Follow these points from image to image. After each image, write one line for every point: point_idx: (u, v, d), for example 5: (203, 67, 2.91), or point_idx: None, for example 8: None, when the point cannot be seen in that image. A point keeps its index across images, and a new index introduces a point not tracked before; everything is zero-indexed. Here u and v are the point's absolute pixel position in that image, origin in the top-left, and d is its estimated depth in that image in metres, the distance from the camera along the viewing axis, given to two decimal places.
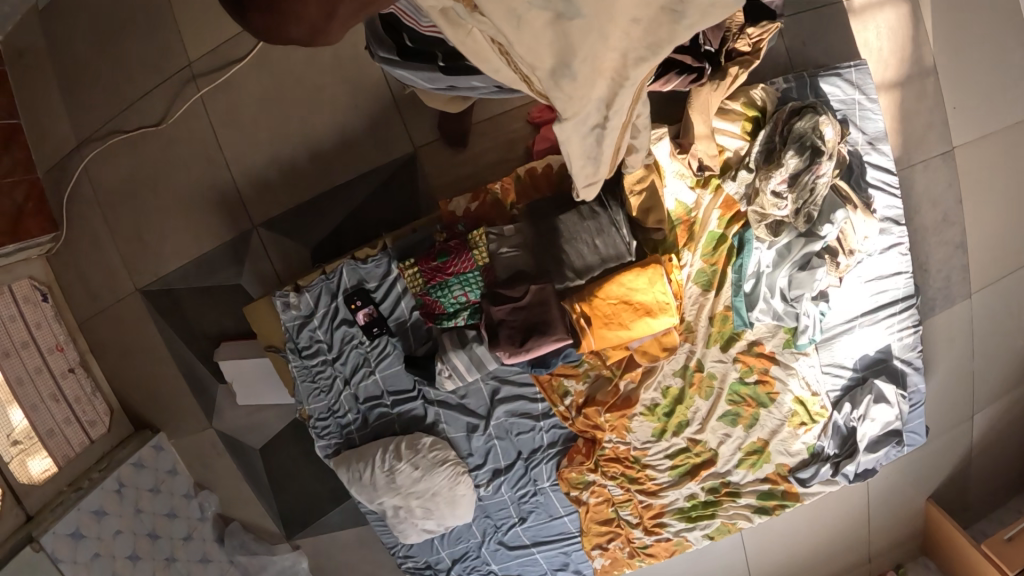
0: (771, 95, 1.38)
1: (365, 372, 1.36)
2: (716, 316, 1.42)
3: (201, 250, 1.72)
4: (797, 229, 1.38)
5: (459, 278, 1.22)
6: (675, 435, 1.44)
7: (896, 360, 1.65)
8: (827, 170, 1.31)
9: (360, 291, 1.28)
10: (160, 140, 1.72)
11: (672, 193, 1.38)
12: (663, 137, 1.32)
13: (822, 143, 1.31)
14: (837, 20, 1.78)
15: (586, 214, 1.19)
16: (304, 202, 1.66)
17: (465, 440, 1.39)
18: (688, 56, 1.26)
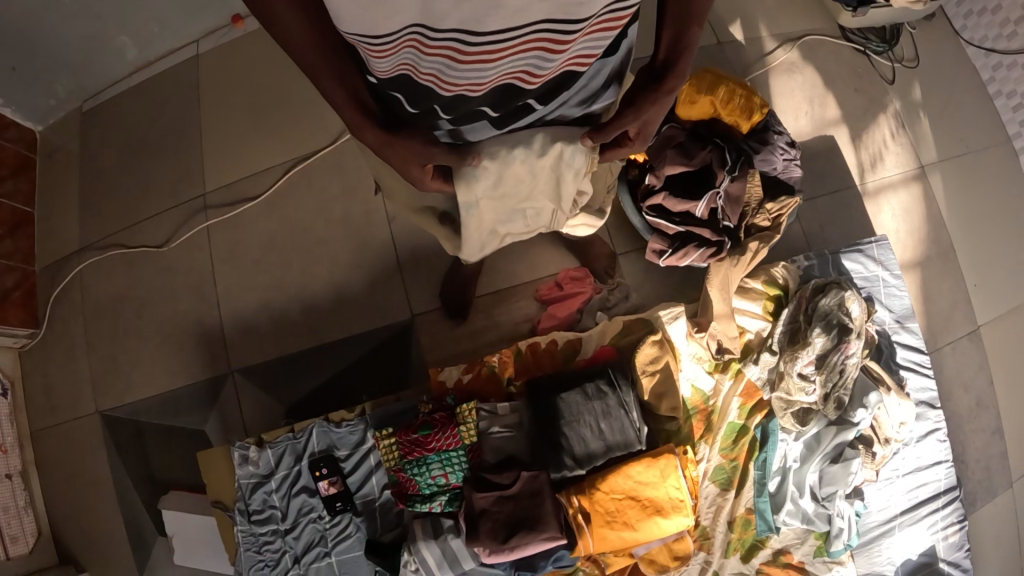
0: (792, 272, 1.31)
1: (319, 552, 1.16)
2: (736, 521, 1.22)
3: (177, 380, 1.65)
4: (827, 416, 1.23)
5: (441, 456, 1.07)
6: None
7: (942, 562, 1.41)
8: (857, 350, 1.20)
9: (327, 458, 1.16)
10: (163, 257, 1.71)
11: (688, 378, 1.25)
12: (679, 317, 1.22)
13: (851, 319, 1.21)
14: (851, 200, 1.78)
15: (590, 395, 1.07)
16: (286, 352, 1.64)
17: None
18: (706, 230, 1.28)
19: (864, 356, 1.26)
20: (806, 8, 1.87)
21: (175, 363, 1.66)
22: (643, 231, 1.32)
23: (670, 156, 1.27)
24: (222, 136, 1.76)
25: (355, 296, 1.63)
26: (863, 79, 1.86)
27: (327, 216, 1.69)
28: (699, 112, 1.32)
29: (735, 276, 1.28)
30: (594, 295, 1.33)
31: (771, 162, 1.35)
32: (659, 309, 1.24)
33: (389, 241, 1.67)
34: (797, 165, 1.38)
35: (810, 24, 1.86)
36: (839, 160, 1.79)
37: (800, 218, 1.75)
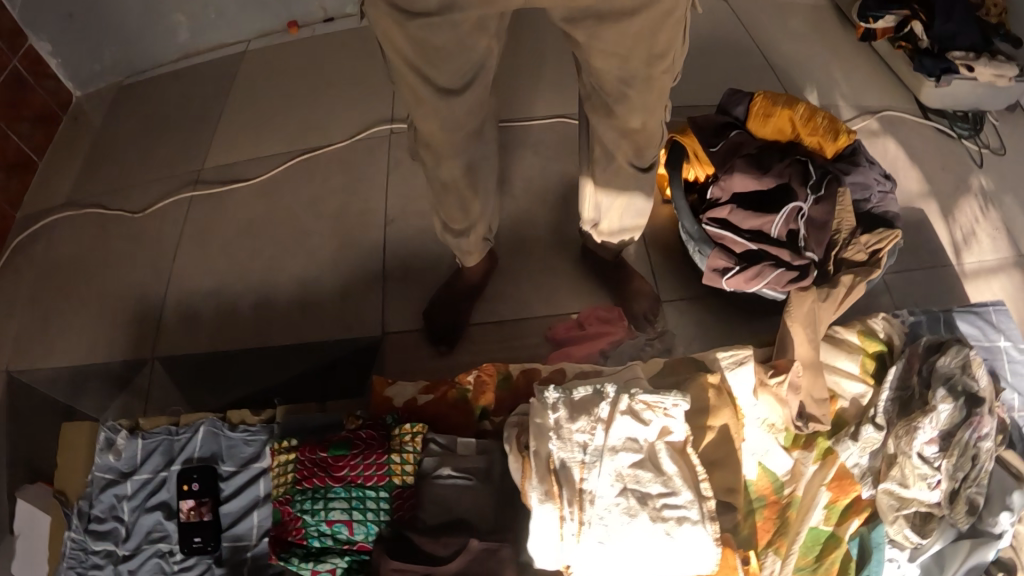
0: (896, 328, 1.00)
1: None
2: None
3: (92, 359, 1.34)
4: (959, 526, 0.85)
5: (348, 494, 0.85)
6: None
7: None
8: (992, 431, 0.86)
9: (201, 471, 1.05)
10: (132, 229, 1.50)
11: (752, 453, 0.89)
12: (743, 361, 0.89)
13: (981, 387, 0.88)
14: (952, 284, 1.41)
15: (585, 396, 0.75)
16: (221, 353, 1.29)
17: None
18: (784, 251, 1.02)
19: (997, 443, 0.90)
20: (884, 79, 1.71)
21: (100, 338, 1.37)
22: (702, 245, 1.04)
23: (740, 167, 1.09)
24: (241, 117, 1.61)
25: (322, 303, 1.28)
26: (952, 156, 1.60)
27: (313, 213, 1.39)
28: (774, 128, 1.19)
29: (826, 317, 0.97)
30: (625, 337, 1.06)
31: (863, 188, 1.14)
32: (716, 350, 0.91)
33: (381, 244, 1.31)
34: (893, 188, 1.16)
35: (891, 98, 1.67)
36: (931, 238, 1.46)
37: (893, 293, 1.38)
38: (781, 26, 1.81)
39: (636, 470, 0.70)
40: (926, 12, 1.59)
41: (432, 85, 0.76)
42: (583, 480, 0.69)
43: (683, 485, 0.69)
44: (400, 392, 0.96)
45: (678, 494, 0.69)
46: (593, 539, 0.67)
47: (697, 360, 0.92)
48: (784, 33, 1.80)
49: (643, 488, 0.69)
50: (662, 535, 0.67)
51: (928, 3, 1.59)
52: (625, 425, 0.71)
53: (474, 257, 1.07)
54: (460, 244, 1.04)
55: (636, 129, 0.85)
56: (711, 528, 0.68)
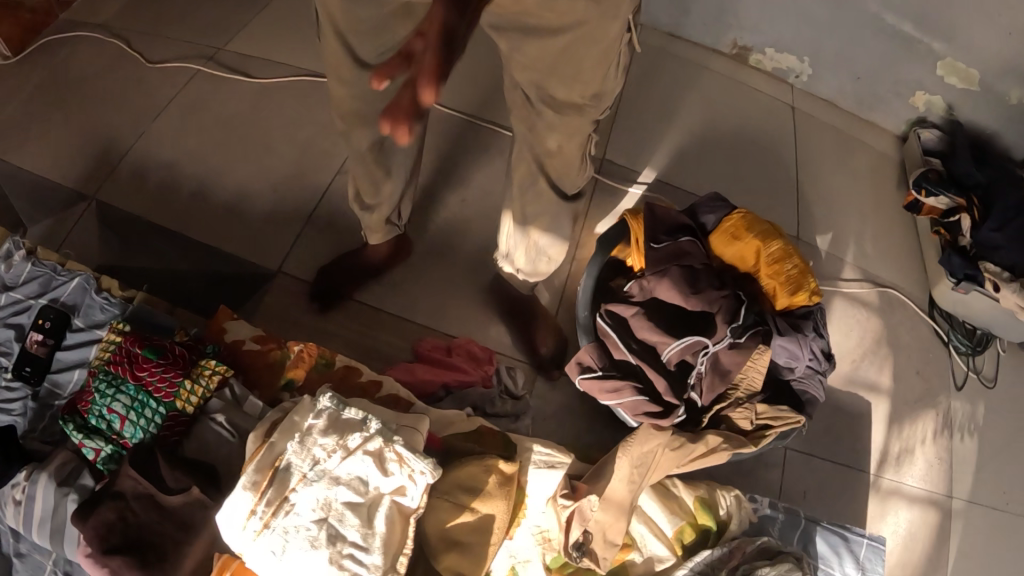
0: (740, 511, 0.92)
1: None
2: None
3: (38, 174, 1.38)
4: None
5: (131, 394, 0.86)
6: None
7: None
8: None
9: (56, 314, 1.06)
10: (135, 73, 1.52)
11: (510, 554, 0.80)
12: (553, 464, 0.82)
13: None
14: (854, 488, 1.31)
15: (350, 419, 0.72)
16: (142, 222, 1.31)
17: None
18: (661, 379, 0.88)
19: None
20: (906, 256, 1.60)
21: (55, 159, 1.40)
22: (582, 332, 0.91)
23: (670, 272, 0.96)
24: (279, 14, 1.61)
25: (246, 219, 1.28)
26: (931, 364, 1.47)
27: (287, 134, 1.39)
28: (736, 253, 1.07)
29: (663, 467, 0.84)
30: (477, 386, 1.01)
31: (793, 357, 1.01)
32: (533, 440, 0.84)
33: (324, 190, 1.29)
34: (826, 372, 1.04)
35: (902, 277, 1.56)
36: (862, 435, 1.36)
37: (787, 468, 1.28)
38: (834, 158, 1.70)
39: (346, 509, 0.69)
40: (980, 210, 1.48)
41: (355, 57, 0.79)
42: (293, 490, 0.68)
43: (380, 547, 0.68)
44: (238, 332, 0.98)
45: (369, 553, 0.68)
46: (266, 547, 0.66)
47: (509, 442, 0.84)
48: (831, 166, 1.69)
49: (340, 530, 0.68)
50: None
51: (989, 202, 1.49)
52: (362, 465, 0.69)
53: (378, 237, 1.06)
54: (365, 219, 1.04)
55: (552, 151, 0.84)
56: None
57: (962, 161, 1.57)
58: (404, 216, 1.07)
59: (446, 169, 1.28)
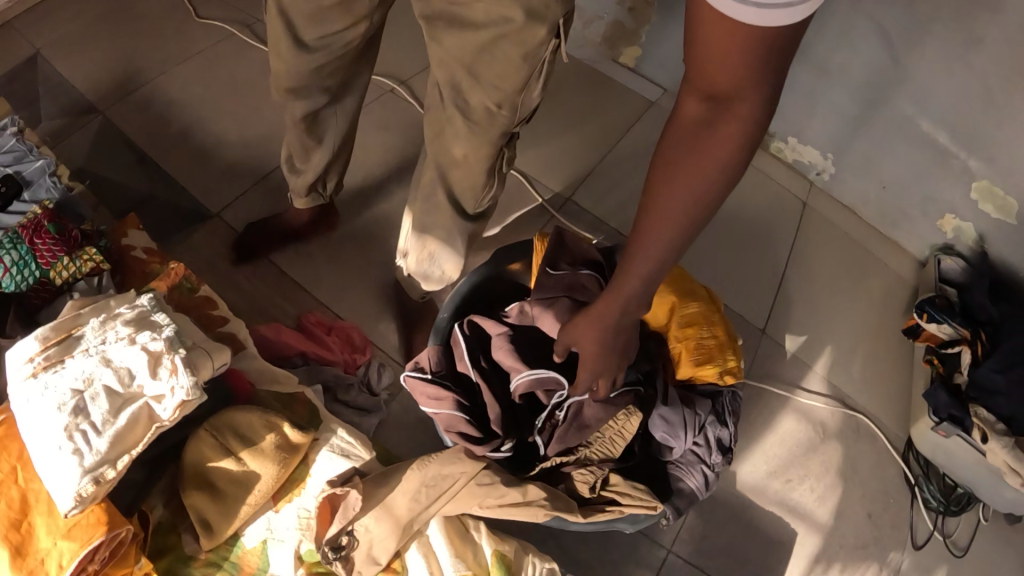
0: None
1: None
2: None
3: (56, 74, 1.45)
4: None
5: (18, 253, 0.91)
6: None
7: None
8: None
9: (9, 185, 1.09)
10: (181, 12, 1.60)
11: (268, 525, 0.73)
12: (342, 455, 0.76)
13: None
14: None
15: (156, 327, 0.72)
16: (125, 143, 1.36)
17: None
18: (494, 408, 0.80)
19: None
20: (895, 386, 1.37)
21: (76, 64, 1.47)
22: (435, 335, 0.87)
23: (557, 303, 0.84)
24: None
25: (214, 167, 1.32)
26: (886, 509, 1.24)
27: None
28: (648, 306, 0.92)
29: (461, 500, 0.74)
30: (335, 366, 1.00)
31: (672, 434, 0.86)
32: (337, 424, 0.79)
33: None
34: (718, 467, 0.87)
35: (880, 405, 1.34)
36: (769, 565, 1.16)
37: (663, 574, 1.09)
38: (839, 256, 1.49)
39: (103, 390, 0.68)
40: (985, 348, 1.25)
41: (294, 35, 0.78)
42: (72, 356, 0.70)
43: (110, 437, 0.66)
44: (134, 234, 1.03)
45: (98, 438, 0.66)
46: (22, 394, 0.67)
47: (314, 416, 0.80)
48: (834, 264, 1.48)
49: (87, 406, 0.67)
50: (53, 445, 0.65)
51: (997, 338, 1.26)
52: (136, 357, 0.69)
53: (302, 202, 1.01)
54: (292, 181, 0.99)
55: (456, 159, 0.79)
56: (87, 481, 0.64)
57: (978, 291, 1.33)
58: (330, 187, 1.03)
59: (402, 161, 1.26)
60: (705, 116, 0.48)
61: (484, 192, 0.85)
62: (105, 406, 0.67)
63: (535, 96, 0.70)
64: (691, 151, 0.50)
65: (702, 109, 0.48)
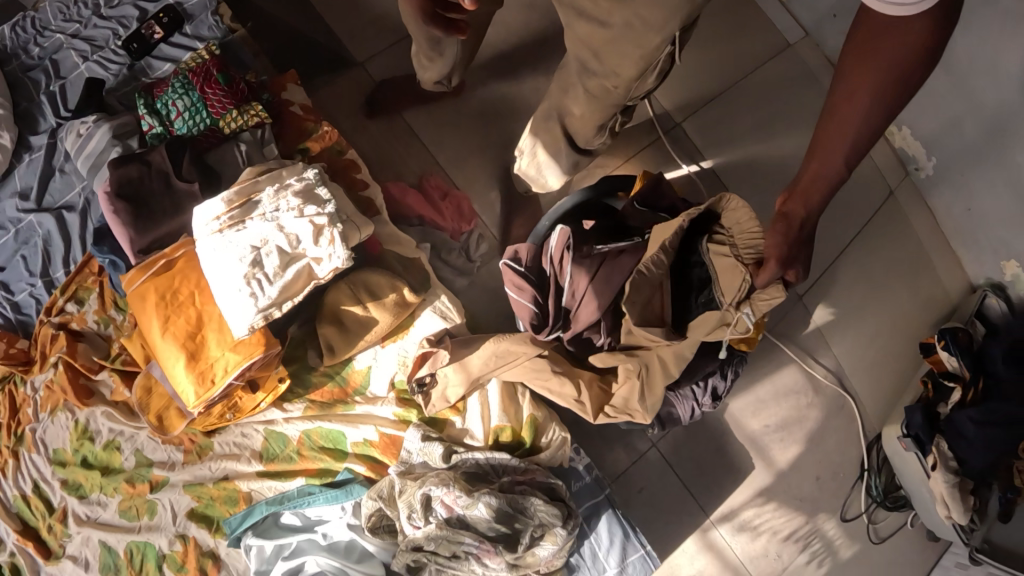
0: (558, 451, 1.02)
1: (80, 48, 1.26)
2: (226, 484, 1.01)
3: None
4: (393, 561, 0.97)
5: (195, 100, 1.07)
6: (61, 481, 1.05)
7: None
8: (488, 567, 0.94)
9: (174, 18, 1.24)
10: None
11: (374, 354, 1.03)
12: (442, 317, 1.01)
13: (522, 544, 0.94)
14: (680, 516, 1.29)
15: (316, 203, 0.90)
16: None
17: (8, 195, 1.19)
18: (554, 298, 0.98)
19: None
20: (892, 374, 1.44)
21: None
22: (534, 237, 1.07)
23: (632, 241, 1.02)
24: None
25: None
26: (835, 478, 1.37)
27: None
28: None
29: (516, 371, 0.99)
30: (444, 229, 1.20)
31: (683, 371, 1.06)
32: (442, 293, 1.02)
33: None
34: (703, 405, 1.08)
35: (868, 389, 1.42)
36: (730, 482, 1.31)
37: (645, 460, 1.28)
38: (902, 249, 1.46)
39: (275, 250, 0.89)
40: (974, 396, 1.25)
41: None
42: (251, 218, 0.89)
43: (279, 286, 0.88)
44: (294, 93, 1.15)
45: (270, 286, 0.88)
46: (213, 242, 0.88)
47: (426, 287, 1.02)
48: (890, 265, 1.45)
49: (263, 265, 0.88)
50: (237, 287, 0.87)
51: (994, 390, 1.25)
52: (303, 228, 0.89)
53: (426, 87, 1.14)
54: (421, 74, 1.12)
55: (575, 115, 0.91)
56: (259, 317, 0.88)
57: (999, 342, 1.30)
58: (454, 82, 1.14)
59: (520, 49, 1.29)
60: (891, 20, 0.54)
61: (596, 136, 0.95)
62: (277, 265, 0.89)
63: (649, 82, 0.78)
64: (864, 62, 0.58)
65: (887, 13, 0.54)
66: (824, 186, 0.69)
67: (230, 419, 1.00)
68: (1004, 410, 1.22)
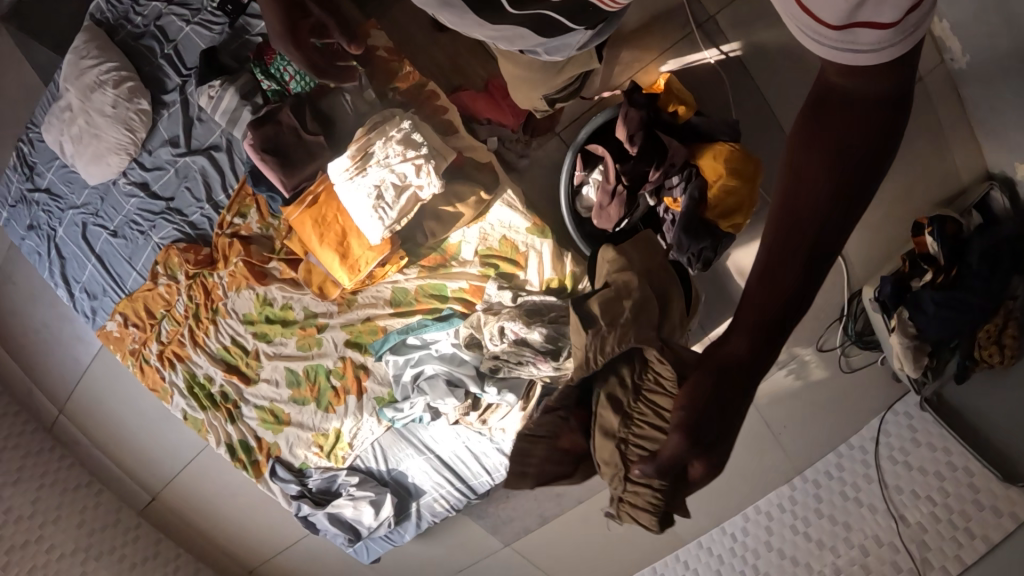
0: None
1: (183, 15, 1.54)
2: (369, 323, 1.54)
3: None
4: (481, 365, 1.50)
5: (301, 64, 1.43)
6: (253, 335, 1.57)
7: (414, 503, 1.70)
8: (540, 370, 1.46)
9: None
10: None
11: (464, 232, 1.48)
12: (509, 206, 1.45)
13: (563, 356, 1.45)
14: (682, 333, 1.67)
15: (412, 145, 1.31)
16: None
17: (160, 142, 1.56)
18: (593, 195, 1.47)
19: (541, 379, 1.51)
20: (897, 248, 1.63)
21: None
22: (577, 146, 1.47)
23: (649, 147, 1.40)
24: None
25: None
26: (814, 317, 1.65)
27: None
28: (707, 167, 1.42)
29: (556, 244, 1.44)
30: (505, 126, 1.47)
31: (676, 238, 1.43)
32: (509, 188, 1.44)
33: None
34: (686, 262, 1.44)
35: (863, 250, 1.66)
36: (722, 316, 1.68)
37: None
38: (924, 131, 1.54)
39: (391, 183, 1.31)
40: (944, 280, 1.47)
41: None
42: (371, 164, 1.31)
43: (397, 209, 1.33)
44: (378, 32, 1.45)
45: (392, 209, 1.33)
46: (349, 186, 1.31)
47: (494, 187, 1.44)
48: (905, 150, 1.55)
49: (386, 197, 1.32)
50: (371, 215, 1.33)
51: (963, 278, 1.45)
52: (407, 166, 1.31)
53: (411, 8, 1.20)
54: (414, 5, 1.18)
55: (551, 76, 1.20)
56: (388, 231, 1.36)
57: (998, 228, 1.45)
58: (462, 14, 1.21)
59: None
60: None
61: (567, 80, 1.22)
62: (395, 195, 1.33)
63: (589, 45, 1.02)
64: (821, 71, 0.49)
65: None
66: (796, 241, 0.53)
67: (368, 283, 1.49)
68: (963, 297, 1.43)
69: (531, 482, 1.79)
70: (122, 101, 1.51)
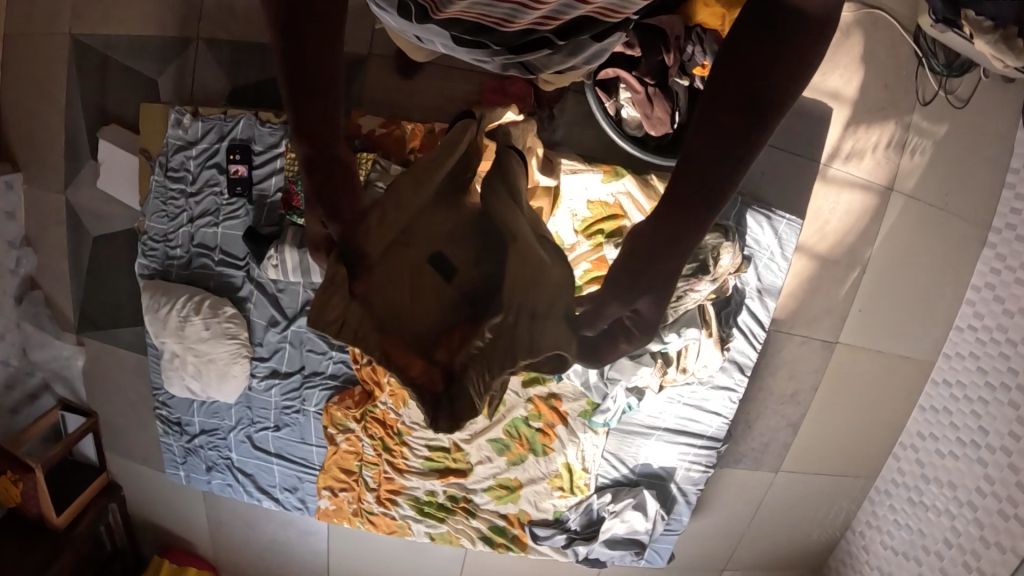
0: None
1: (209, 220, 1.61)
2: None
3: (140, 28, 1.64)
4: None
5: None
6: (443, 432, 1.57)
7: (673, 484, 1.66)
8: (703, 289, 1.41)
9: (244, 147, 1.55)
10: None
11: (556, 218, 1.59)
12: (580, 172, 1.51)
13: (715, 264, 1.39)
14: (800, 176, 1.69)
15: None
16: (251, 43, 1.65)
17: (263, 332, 1.62)
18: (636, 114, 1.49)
19: (708, 299, 1.47)
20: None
21: (147, 8, 1.64)
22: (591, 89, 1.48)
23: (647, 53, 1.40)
24: None
25: None
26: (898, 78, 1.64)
27: None
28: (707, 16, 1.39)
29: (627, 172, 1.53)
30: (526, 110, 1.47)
31: None
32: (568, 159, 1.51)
33: None
34: None
35: None
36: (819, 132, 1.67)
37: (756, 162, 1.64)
38: None
39: None
40: None
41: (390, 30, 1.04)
42: None
43: None
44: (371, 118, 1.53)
45: None
46: None
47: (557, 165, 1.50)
48: None
49: None
50: None
51: None
52: None
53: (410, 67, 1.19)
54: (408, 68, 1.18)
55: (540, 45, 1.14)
56: None
57: None
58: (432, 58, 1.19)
59: None
60: None
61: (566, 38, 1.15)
62: None
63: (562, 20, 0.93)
64: None
65: None
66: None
67: None
68: None
69: (752, 389, 1.79)
70: (211, 321, 1.57)
